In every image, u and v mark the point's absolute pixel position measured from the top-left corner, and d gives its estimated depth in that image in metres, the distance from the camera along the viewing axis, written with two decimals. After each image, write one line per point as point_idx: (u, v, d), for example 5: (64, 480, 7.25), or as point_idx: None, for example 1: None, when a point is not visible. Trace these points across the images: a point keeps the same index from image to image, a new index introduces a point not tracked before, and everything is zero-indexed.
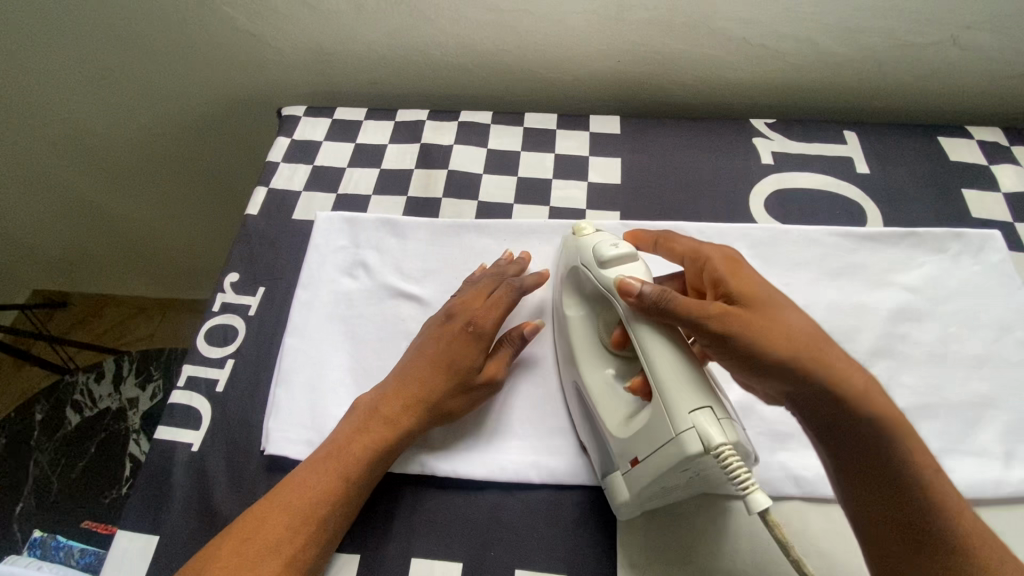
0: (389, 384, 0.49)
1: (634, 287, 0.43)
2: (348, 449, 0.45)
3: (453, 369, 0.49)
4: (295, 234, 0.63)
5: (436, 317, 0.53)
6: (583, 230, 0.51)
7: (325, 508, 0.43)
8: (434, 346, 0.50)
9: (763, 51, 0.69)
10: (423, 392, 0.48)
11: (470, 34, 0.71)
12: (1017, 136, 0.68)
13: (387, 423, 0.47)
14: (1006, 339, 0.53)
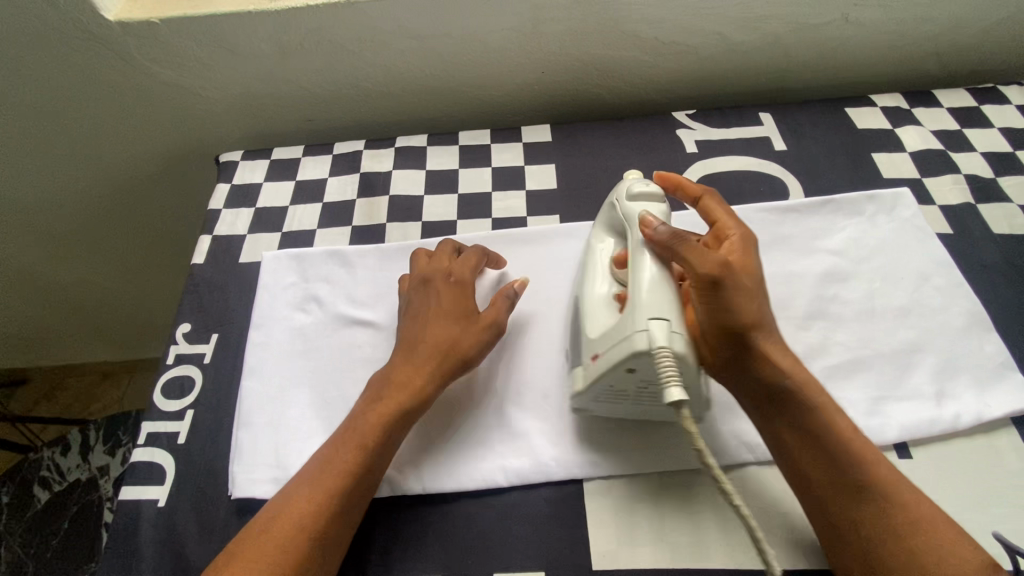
0: (403, 341, 0.51)
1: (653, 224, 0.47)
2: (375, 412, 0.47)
3: (461, 318, 0.51)
4: (244, 277, 0.63)
5: (419, 284, 0.54)
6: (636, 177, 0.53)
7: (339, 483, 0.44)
8: (433, 304, 0.52)
9: (674, 47, 0.73)
10: (438, 342, 0.50)
11: (395, 62, 0.73)
12: (916, 98, 0.73)
13: (410, 374, 0.49)
14: (926, 286, 0.57)
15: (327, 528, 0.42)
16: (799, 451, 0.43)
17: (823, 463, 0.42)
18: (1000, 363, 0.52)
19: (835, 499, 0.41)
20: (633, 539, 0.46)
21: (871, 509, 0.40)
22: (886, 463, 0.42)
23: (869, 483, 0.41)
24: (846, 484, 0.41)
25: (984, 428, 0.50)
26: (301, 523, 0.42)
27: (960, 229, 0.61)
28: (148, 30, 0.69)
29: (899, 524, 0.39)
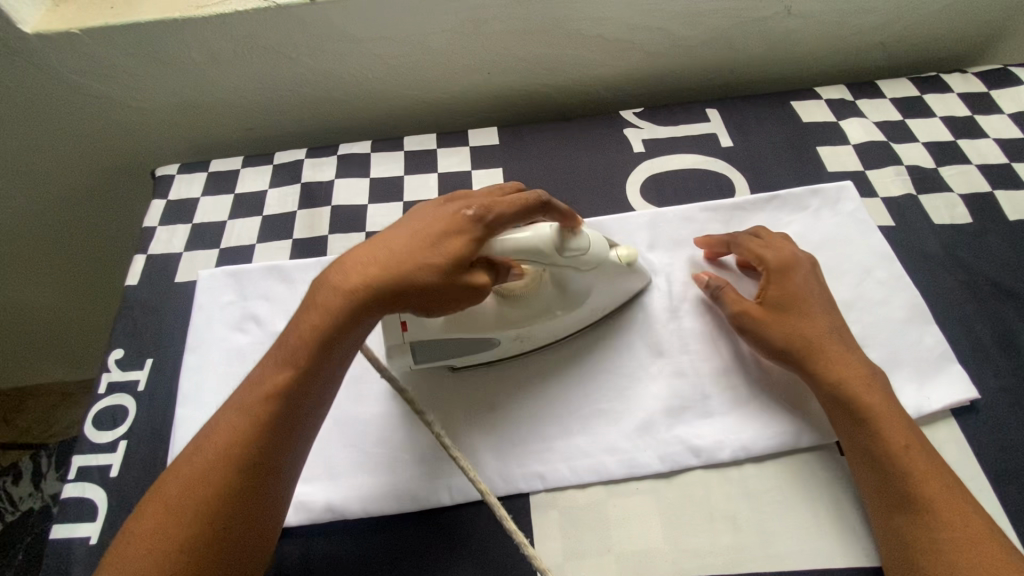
0: (368, 247, 0.46)
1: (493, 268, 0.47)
2: (303, 332, 0.43)
3: (433, 249, 0.44)
4: (179, 298, 0.61)
5: (433, 201, 0.50)
6: (619, 254, 0.53)
7: (241, 422, 0.41)
8: (419, 221, 0.47)
9: (619, 44, 0.72)
10: (390, 261, 0.44)
11: (334, 67, 0.71)
12: (860, 89, 0.73)
13: (348, 288, 0.43)
14: (868, 280, 0.57)
15: (216, 480, 0.39)
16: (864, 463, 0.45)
17: (877, 473, 0.44)
18: (939, 354, 0.52)
19: (892, 512, 0.42)
20: (579, 552, 0.46)
21: (926, 522, 0.41)
22: (940, 473, 0.43)
23: (924, 492, 0.42)
24: (917, 494, 0.42)
25: (925, 420, 0.50)
26: (195, 471, 0.39)
27: (901, 220, 0.62)
28: (69, 42, 0.65)
29: (956, 532, 0.40)
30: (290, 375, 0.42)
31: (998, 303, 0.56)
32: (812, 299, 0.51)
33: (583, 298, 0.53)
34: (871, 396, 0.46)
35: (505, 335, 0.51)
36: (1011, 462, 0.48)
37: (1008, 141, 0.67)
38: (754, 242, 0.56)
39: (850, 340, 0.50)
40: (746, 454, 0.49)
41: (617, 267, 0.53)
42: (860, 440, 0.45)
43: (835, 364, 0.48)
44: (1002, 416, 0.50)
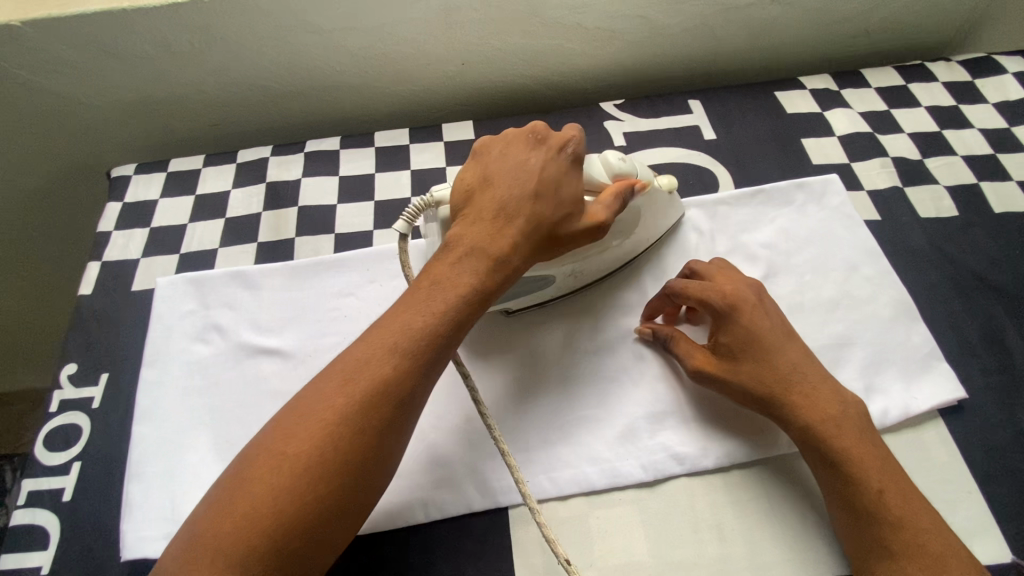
0: (492, 191, 0.45)
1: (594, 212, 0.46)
2: (446, 277, 0.43)
3: (556, 192, 0.45)
4: (136, 308, 0.58)
5: (518, 135, 0.47)
6: (662, 183, 0.54)
7: (393, 361, 0.39)
8: (537, 163, 0.45)
9: (599, 33, 0.69)
10: (535, 208, 0.44)
11: (299, 59, 0.67)
12: (845, 79, 0.72)
13: (500, 234, 0.43)
14: (855, 277, 0.56)
15: (380, 416, 0.38)
16: (837, 501, 0.43)
17: (854, 518, 0.42)
18: (927, 352, 0.51)
19: (865, 557, 0.41)
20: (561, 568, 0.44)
21: (901, 568, 0.39)
22: (914, 511, 0.41)
23: (900, 536, 0.40)
24: (890, 540, 0.40)
25: (912, 421, 0.49)
26: (340, 412, 0.37)
27: (887, 214, 0.60)
28: (10, 34, 0.61)
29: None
30: (449, 316, 0.41)
31: (984, 298, 0.55)
32: (772, 339, 0.47)
33: (633, 228, 0.52)
34: (842, 438, 0.43)
35: (561, 272, 0.51)
36: (998, 462, 0.47)
37: (993, 131, 0.66)
38: (698, 284, 0.50)
39: (817, 377, 0.46)
40: (731, 460, 0.47)
41: (662, 194, 0.54)
42: (834, 484, 0.43)
43: (809, 402, 0.45)
44: (989, 415, 0.49)
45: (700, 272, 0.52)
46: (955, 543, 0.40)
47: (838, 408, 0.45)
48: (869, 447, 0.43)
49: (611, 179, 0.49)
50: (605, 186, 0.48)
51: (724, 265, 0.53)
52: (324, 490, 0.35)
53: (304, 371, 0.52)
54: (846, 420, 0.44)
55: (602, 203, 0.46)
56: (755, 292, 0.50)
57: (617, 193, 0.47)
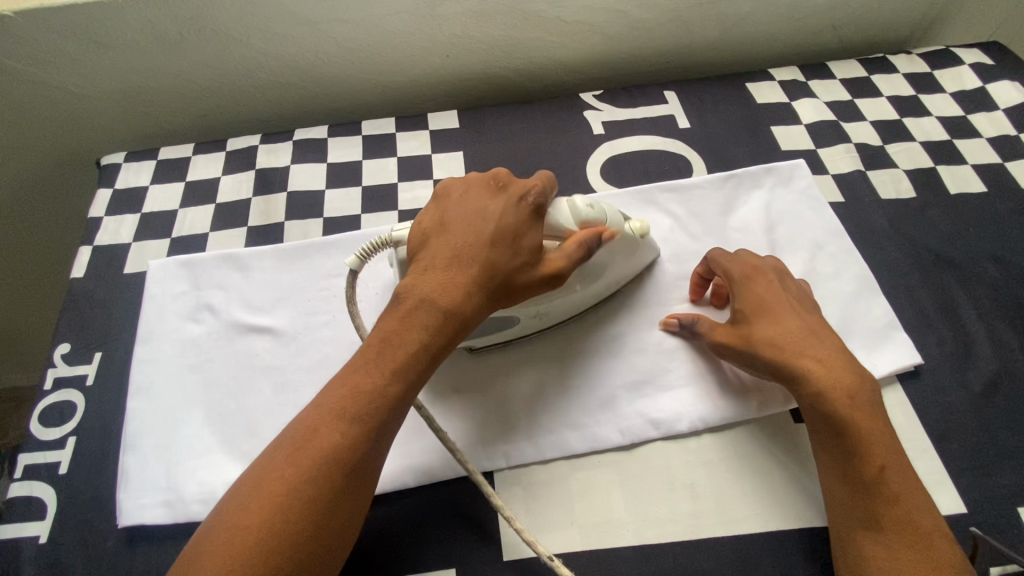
0: (449, 244, 0.45)
1: (556, 263, 0.46)
2: (400, 336, 0.42)
3: (511, 243, 0.45)
4: (129, 290, 0.59)
5: (478, 182, 0.48)
6: (633, 226, 0.53)
7: (344, 427, 0.39)
8: (495, 211, 0.46)
9: (578, 26, 0.72)
10: (490, 259, 0.44)
11: (288, 51, 0.69)
12: (812, 71, 0.75)
13: (454, 290, 0.43)
14: (820, 254, 0.59)
15: (329, 486, 0.37)
16: (830, 456, 0.44)
17: (850, 490, 0.43)
18: (886, 323, 0.54)
19: (839, 504, 0.43)
20: (544, 528, 0.46)
21: (889, 542, 0.40)
22: (903, 480, 0.42)
23: (893, 512, 0.41)
24: (884, 515, 0.41)
25: None
26: (287, 483, 0.37)
27: (850, 196, 0.64)
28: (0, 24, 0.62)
29: (894, 536, 0.40)
30: (400, 377, 0.41)
31: (939, 272, 0.58)
32: (786, 309, 0.49)
33: (601, 274, 0.52)
34: (854, 410, 0.44)
35: (525, 314, 0.50)
36: (952, 422, 0.50)
37: (949, 118, 0.70)
38: (728, 259, 0.53)
39: (831, 346, 0.47)
40: (704, 424, 0.50)
41: (632, 239, 0.53)
42: (836, 456, 0.44)
43: (832, 376, 0.45)
44: (943, 379, 0.52)
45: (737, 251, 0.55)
46: (933, 513, 0.41)
47: (858, 390, 0.45)
48: (881, 426, 0.44)
49: (578, 226, 0.49)
50: (570, 233, 0.48)
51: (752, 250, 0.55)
52: (270, 559, 0.35)
53: (294, 348, 0.54)
54: (864, 398, 0.44)
55: (565, 250, 0.46)
56: (776, 270, 0.52)
57: (579, 243, 0.46)
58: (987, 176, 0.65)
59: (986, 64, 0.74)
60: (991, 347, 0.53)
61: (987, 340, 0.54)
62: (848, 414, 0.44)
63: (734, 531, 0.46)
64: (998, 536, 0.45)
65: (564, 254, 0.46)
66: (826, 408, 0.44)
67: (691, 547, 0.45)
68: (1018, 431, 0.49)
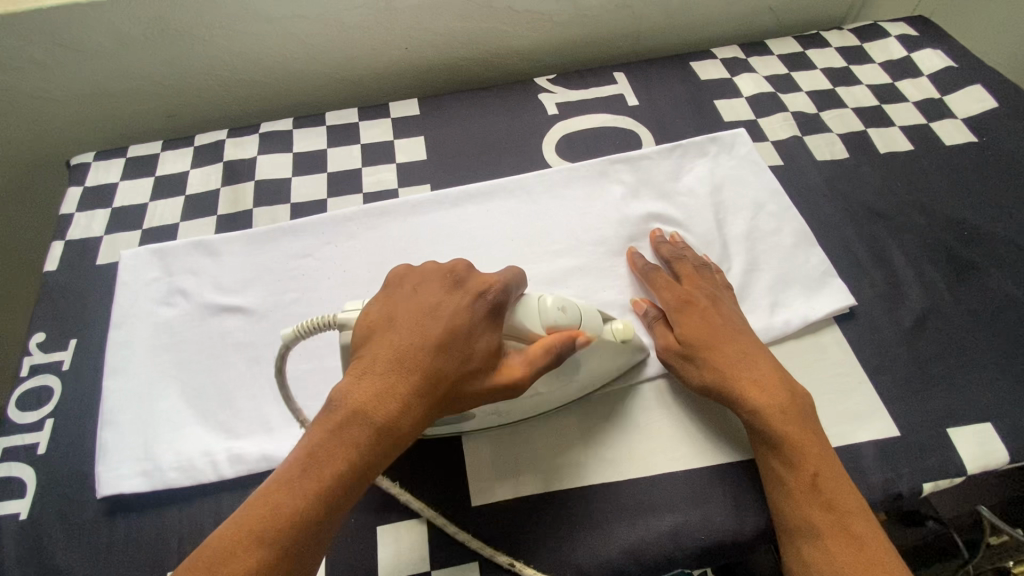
0: (393, 339, 0.41)
1: (516, 371, 0.42)
2: (330, 448, 0.37)
3: (461, 352, 0.41)
4: (102, 279, 0.61)
5: (435, 273, 0.45)
6: (614, 329, 0.49)
7: (260, 556, 0.35)
8: (448, 309, 0.43)
9: (530, 16, 0.76)
10: (435, 365, 0.40)
11: (250, 48, 0.72)
12: (752, 49, 0.80)
13: (390, 401, 0.39)
14: (761, 214, 0.63)
15: None
16: (767, 458, 0.46)
17: (785, 496, 0.44)
18: (823, 271, 0.58)
19: (773, 487, 0.45)
20: (510, 476, 0.49)
21: (823, 545, 0.42)
22: (831, 476, 0.44)
23: (825, 515, 0.43)
24: (818, 520, 0.42)
25: (811, 328, 0.56)
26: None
27: (788, 160, 0.68)
28: None
29: (817, 523, 0.42)
30: (323, 500, 0.37)
31: (872, 224, 0.62)
32: (723, 335, 0.51)
33: (575, 370, 0.48)
34: (786, 424, 0.46)
35: (481, 411, 0.47)
36: (886, 357, 0.54)
37: (878, 86, 0.75)
38: (667, 281, 0.56)
39: (768, 365, 0.49)
40: (656, 371, 0.53)
41: (613, 344, 0.49)
42: (773, 464, 0.46)
43: (765, 395, 0.47)
44: (877, 319, 0.56)
45: (671, 263, 0.58)
46: (858, 498, 0.44)
47: (793, 413, 0.46)
48: (814, 437, 0.46)
49: (546, 330, 0.45)
50: (538, 336, 0.45)
51: (685, 262, 0.57)
52: None
53: (266, 326, 0.56)
54: (800, 417, 0.46)
55: (527, 357, 0.43)
56: (710, 296, 0.54)
57: (545, 348, 0.43)
58: (913, 135, 0.69)
59: (911, 35, 0.79)
60: (919, 287, 0.58)
61: (915, 282, 0.58)
62: (782, 428, 0.45)
63: (685, 467, 0.49)
64: (928, 453, 0.49)
65: (531, 361, 0.43)
66: (766, 426, 0.46)
67: (647, 482, 0.48)
68: (945, 360, 0.53)
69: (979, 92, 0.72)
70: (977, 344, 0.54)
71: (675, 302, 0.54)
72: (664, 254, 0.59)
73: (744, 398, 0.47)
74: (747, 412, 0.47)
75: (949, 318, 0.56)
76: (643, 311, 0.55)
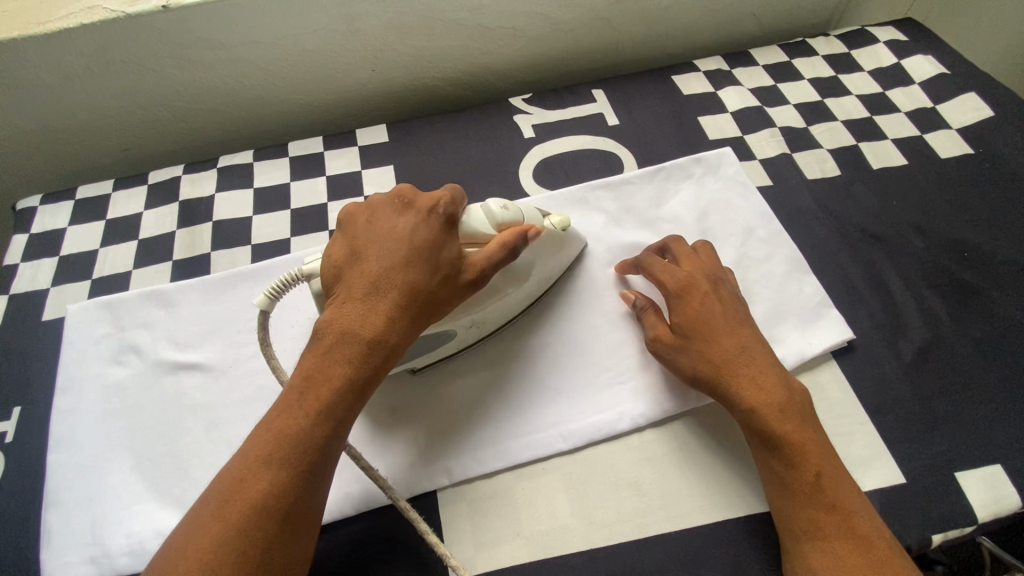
0: (364, 267, 0.43)
1: (478, 262, 0.44)
2: (325, 370, 0.40)
3: (431, 261, 0.43)
4: (48, 338, 0.56)
5: (385, 203, 0.46)
6: (554, 221, 0.52)
7: (275, 472, 0.37)
8: (407, 229, 0.44)
9: (502, 32, 0.72)
10: (411, 279, 0.42)
11: (206, 77, 0.67)
12: (736, 59, 0.76)
13: (374, 316, 0.41)
14: (751, 239, 0.59)
15: (259, 536, 0.35)
16: (766, 456, 0.45)
17: (788, 499, 0.43)
18: (818, 301, 0.55)
19: (777, 488, 0.44)
20: (491, 542, 0.45)
21: (831, 548, 0.40)
22: (836, 475, 0.43)
23: (832, 519, 0.41)
24: (824, 522, 0.41)
25: (808, 364, 0.53)
26: (209, 542, 0.34)
27: (777, 179, 0.65)
28: None
29: (825, 528, 0.41)
30: (326, 414, 0.39)
31: (866, 246, 0.59)
32: (722, 327, 0.48)
33: (528, 272, 0.50)
34: (785, 423, 0.44)
35: (460, 326, 0.49)
36: (887, 394, 0.51)
37: (869, 96, 0.71)
38: (659, 261, 0.53)
39: (763, 358, 0.47)
40: (645, 420, 0.50)
41: (555, 235, 0.52)
42: (774, 466, 0.44)
43: (758, 389, 0.46)
44: (875, 352, 0.53)
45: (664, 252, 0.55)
46: (865, 503, 0.42)
47: (789, 408, 0.45)
48: (814, 436, 0.44)
49: (496, 230, 0.46)
50: (489, 237, 0.46)
51: (682, 245, 0.55)
52: None
53: (225, 384, 0.52)
54: (796, 412, 0.45)
55: (486, 252, 0.45)
56: (710, 279, 0.51)
57: (502, 244, 0.45)
58: (907, 150, 0.66)
59: (901, 41, 0.76)
60: (920, 316, 0.55)
61: (915, 310, 0.55)
62: (780, 427, 0.44)
63: (679, 527, 0.45)
64: (935, 501, 0.46)
65: (494, 252, 0.44)
66: (762, 422, 0.44)
67: (637, 546, 0.45)
68: (950, 397, 0.50)
69: (974, 101, 0.69)
70: (983, 377, 0.51)
71: (666, 283, 0.51)
72: (654, 249, 0.56)
73: (741, 394, 0.45)
74: (747, 403, 0.45)
75: (952, 349, 0.53)
76: (633, 294, 0.55)
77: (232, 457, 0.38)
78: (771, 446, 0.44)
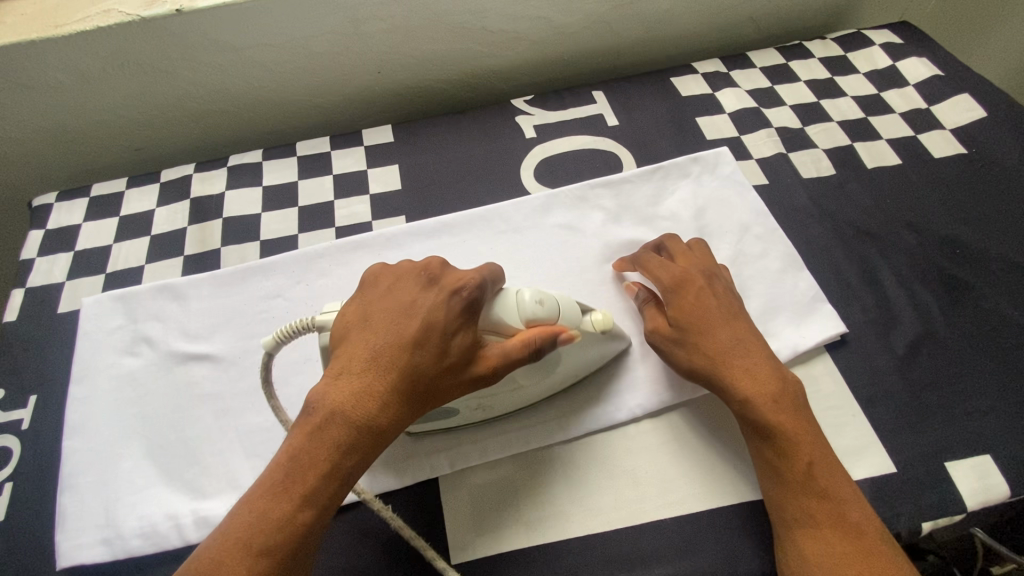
0: (369, 342, 0.41)
1: (493, 360, 0.42)
2: (313, 452, 0.39)
3: (437, 348, 0.41)
4: (64, 329, 0.58)
5: (411, 273, 0.45)
6: (594, 320, 0.48)
7: (251, 560, 0.36)
8: (421, 307, 0.42)
9: (505, 35, 0.73)
10: (411, 364, 0.41)
11: (217, 78, 0.69)
12: (733, 62, 0.78)
13: (368, 402, 0.40)
14: (747, 236, 0.61)
15: None
16: (761, 447, 0.46)
17: (781, 487, 0.44)
18: (812, 296, 0.56)
19: (771, 479, 0.45)
20: (491, 529, 0.47)
21: (822, 535, 0.42)
22: (828, 465, 0.44)
23: (823, 506, 0.42)
24: (815, 510, 0.42)
25: (802, 358, 0.54)
26: None
27: (773, 178, 0.66)
28: None
29: (816, 517, 0.42)
30: (305, 501, 0.38)
31: (860, 243, 0.61)
32: (718, 322, 0.50)
33: (555, 365, 0.47)
34: (779, 413, 0.45)
35: (465, 406, 0.47)
36: (879, 387, 0.52)
37: (864, 97, 0.73)
38: (659, 258, 0.55)
39: (758, 352, 0.49)
40: (643, 412, 0.51)
41: (592, 335, 0.48)
42: (768, 456, 0.45)
43: (755, 382, 0.47)
44: (868, 346, 0.54)
45: (663, 250, 0.56)
46: (855, 491, 0.44)
47: (783, 399, 0.46)
48: (808, 428, 0.45)
49: (523, 325, 0.44)
50: (516, 330, 0.44)
51: (677, 243, 0.56)
52: None
53: (235, 374, 0.54)
54: (790, 405, 0.46)
55: (503, 348, 0.42)
56: (707, 275, 0.53)
57: (524, 343, 0.42)
58: (901, 149, 0.67)
59: (895, 44, 0.78)
60: (912, 311, 0.56)
61: (908, 305, 0.56)
62: (773, 419, 0.45)
63: (675, 514, 0.47)
64: (926, 489, 0.47)
65: (509, 350, 0.42)
66: (757, 413, 0.46)
67: (633, 532, 0.46)
68: (941, 389, 0.51)
69: (966, 101, 0.70)
70: (973, 370, 0.52)
71: (665, 281, 0.52)
72: (652, 246, 0.58)
73: (738, 387, 0.47)
74: (744, 395, 0.46)
75: (944, 343, 0.54)
76: (632, 288, 0.56)
77: (213, 530, 0.38)
78: (765, 438, 0.45)
